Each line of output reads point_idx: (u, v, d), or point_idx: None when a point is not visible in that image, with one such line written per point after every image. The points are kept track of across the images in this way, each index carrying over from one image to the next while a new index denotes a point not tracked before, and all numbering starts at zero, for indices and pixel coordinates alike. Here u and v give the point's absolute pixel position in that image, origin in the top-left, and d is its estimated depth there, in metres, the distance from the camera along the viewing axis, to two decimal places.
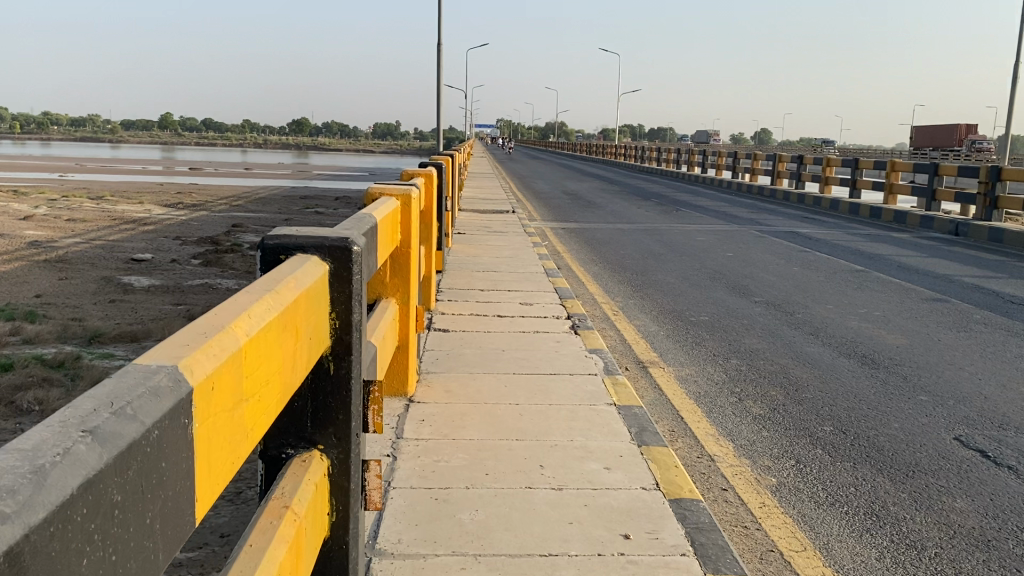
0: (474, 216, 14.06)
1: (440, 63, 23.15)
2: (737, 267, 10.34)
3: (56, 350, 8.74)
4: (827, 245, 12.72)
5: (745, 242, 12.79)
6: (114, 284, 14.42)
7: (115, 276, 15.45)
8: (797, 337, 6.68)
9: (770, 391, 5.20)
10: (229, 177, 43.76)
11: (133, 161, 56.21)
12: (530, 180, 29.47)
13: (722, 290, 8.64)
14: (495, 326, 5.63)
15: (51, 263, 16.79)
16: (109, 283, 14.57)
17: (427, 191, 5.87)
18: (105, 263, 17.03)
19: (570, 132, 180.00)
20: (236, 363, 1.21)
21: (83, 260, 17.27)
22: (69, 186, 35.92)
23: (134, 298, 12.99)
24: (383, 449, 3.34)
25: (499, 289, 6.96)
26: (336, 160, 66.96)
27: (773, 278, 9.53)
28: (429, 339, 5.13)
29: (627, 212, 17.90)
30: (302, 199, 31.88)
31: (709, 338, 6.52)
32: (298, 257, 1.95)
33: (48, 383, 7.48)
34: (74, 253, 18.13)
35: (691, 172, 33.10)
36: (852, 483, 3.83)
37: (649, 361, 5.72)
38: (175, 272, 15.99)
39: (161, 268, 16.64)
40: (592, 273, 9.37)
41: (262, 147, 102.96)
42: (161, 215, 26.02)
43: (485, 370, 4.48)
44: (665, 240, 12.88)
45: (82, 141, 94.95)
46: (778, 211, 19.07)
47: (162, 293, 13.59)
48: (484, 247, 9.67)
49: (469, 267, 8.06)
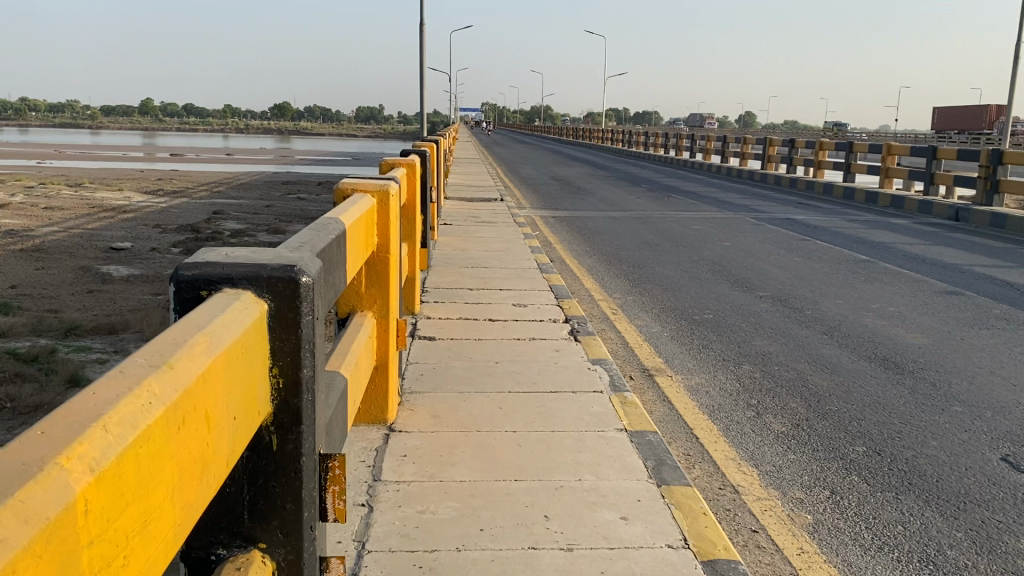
0: (461, 204, 13.51)
1: (423, 45, 22.46)
2: (738, 257, 9.86)
3: (29, 344, 8.15)
4: (828, 233, 12.26)
5: (742, 231, 12.29)
6: (91, 274, 13.83)
7: (93, 266, 14.85)
8: (811, 337, 6.19)
9: (790, 403, 4.70)
10: (211, 163, 42.94)
11: (113, 147, 55.15)
12: (516, 166, 28.92)
13: (725, 284, 8.15)
14: (486, 332, 5.12)
15: (26, 252, 16.16)
16: (84, 273, 13.96)
17: (409, 184, 5.33)
18: (83, 252, 16.41)
19: (554, 116, 180.20)
20: (41, 549, 0.69)
21: (60, 249, 16.64)
22: (47, 173, 35.07)
23: (113, 289, 12.39)
24: (357, 499, 2.82)
25: (489, 289, 6.43)
26: (318, 145, 66.26)
27: (776, 270, 9.05)
28: (414, 350, 4.61)
29: (617, 200, 17.37)
30: (285, 185, 31.22)
31: (716, 339, 6.01)
32: (223, 294, 1.42)
33: (20, 378, 6.90)
34: (51, 242, 17.48)
35: (680, 157, 32.57)
36: (899, 520, 3.33)
37: (655, 368, 5.21)
38: (154, 262, 15.39)
39: (141, 256, 16.03)
40: (586, 267, 8.85)
41: (245, 132, 101.87)
42: (142, 202, 25.31)
43: (477, 390, 3.97)
44: (661, 229, 12.40)
45: (61, 127, 93.73)
46: (772, 197, 18.61)
47: (141, 283, 13.00)
48: (473, 240, 9.15)
49: (457, 263, 7.53)
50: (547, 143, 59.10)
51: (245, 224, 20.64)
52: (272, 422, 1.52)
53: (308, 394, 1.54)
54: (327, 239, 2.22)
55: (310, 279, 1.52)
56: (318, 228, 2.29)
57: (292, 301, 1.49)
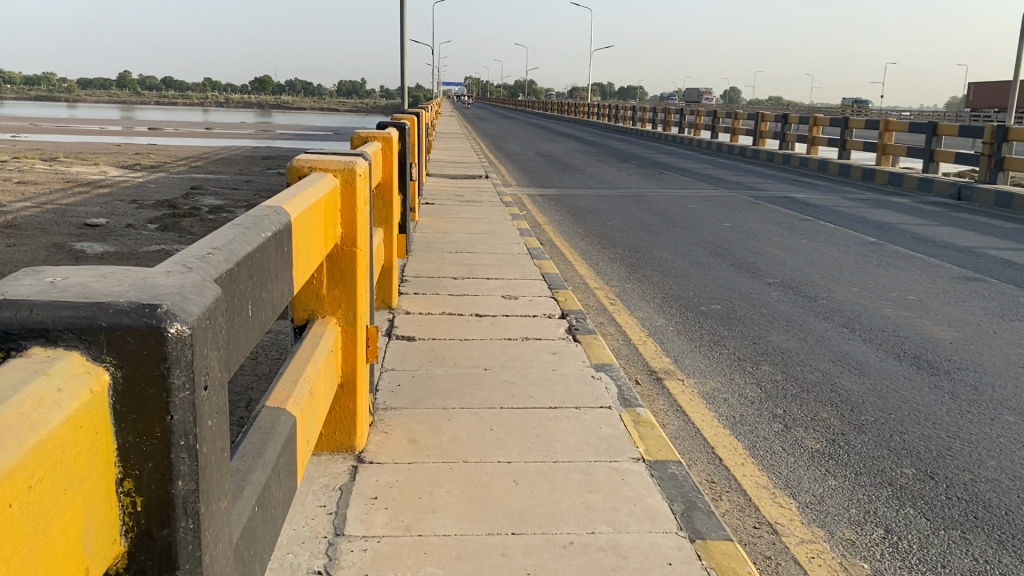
0: (445, 181, 12.87)
1: (404, 14, 21.66)
2: (739, 240, 9.29)
3: None
4: (830, 213, 11.70)
5: (740, 210, 11.72)
6: (61, 253, 13.16)
7: (66, 242, 14.15)
8: (831, 333, 5.62)
9: (820, 413, 4.13)
10: (190, 137, 41.94)
11: (91, 121, 53.95)
12: (500, 140, 28.24)
13: (730, 270, 7.57)
14: (472, 330, 4.50)
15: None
16: (55, 251, 13.29)
17: (384, 161, 4.70)
18: (57, 228, 15.68)
19: (539, 91, 179.87)
20: None
21: (32, 225, 15.91)
22: (22, 147, 34.08)
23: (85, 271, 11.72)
24: (311, 563, 2.21)
25: (475, 278, 5.81)
26: (300, 119, 65.12)
27: (781, 253, 8.48)
28: (391, 354, 3.98)
29: (607, 177, 16.76)
30: (266, 160, 30.38)
31: (728, 336, 5.43)
32: (26, 360, 0.79)
33: None
34: (24, 218, 16.73)
35: (668, 133, 31.95)
36: (972, 569, 2.77)
37: (663, 369, 4.62)
38: (130, 238, 14.69)
39: (117, 233, 15.32)
40: (580, 251, 8.25)
41: (224, 105, 100.40)
42: (118, 176, 24.46)
43: (463, 405, 3.35)
44: (654, 208, 11.81)
45: (37, 100, 92.02)
46: (767, 175, 18.04)
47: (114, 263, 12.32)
48: (459, 221, 8.51)
49: (440, 247, 6.91)
50: (532, 118, 58.32)
51: (223, 199, 19.93)
52: (129, 567, 0.92)
53: (188, 519, 0.93)
54: (255, 241, 1.58)
55: (188, 324, 0.89)
56: (246, 225, 1.65)
57: (152, 368, 0.86)
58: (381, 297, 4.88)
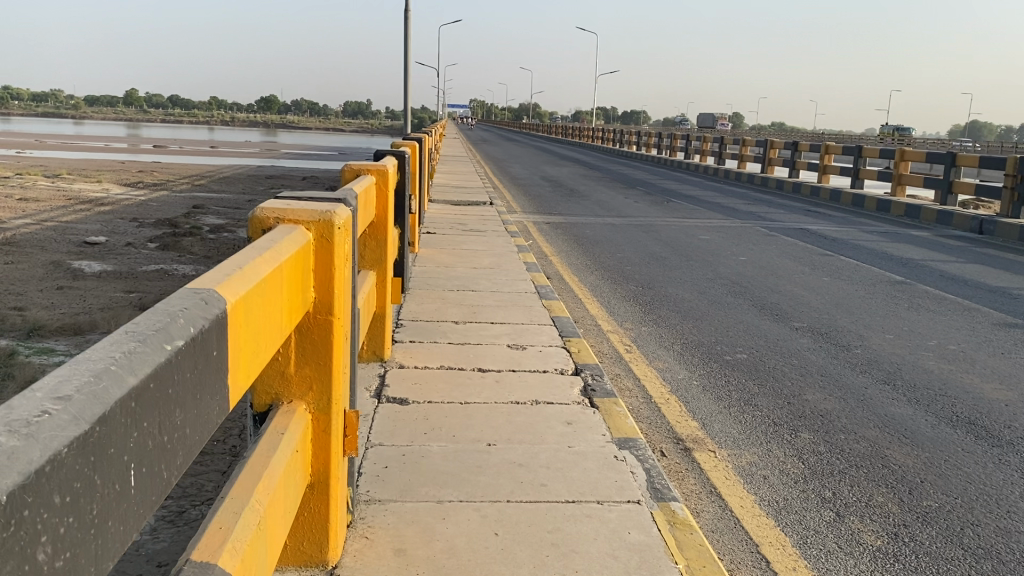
0: (448, 207, 12.38)
1: (409, 35, 21.28)
2: (758, 276, 8.76)
3: None
4: (850, 247, 11.17)
5: (756, 243, 11.19)
6: (57, 273, 12.68)
7: (63, 260, 13.69)
8: (873, 391, 5.05)
9: (875, 496, 3.57)
10: (196, 155, 41.53)
11: (95, 137, 53.78)
12: (505, 164, 27.79)
13: (752, 311, 7.04)
14: (475, 389, 3.95)
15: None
16: (50, 271, 12.82)
17: (380, 197, 4.19)
18: (55, 245, 15.22)
19: (544, 113, 180.04)
20: None
21: (30, 242, 15.47)
22: (26, 163, 33.83)
23: (77, 296, 11.24)
24: None
25: (478, 322, 5.26)
26: (305, 139, 65.02)
27: (805, 293, 7.96)
28: (380, 423, 3.44)
29: (616, 204, 16.27)
30: (269, 180, 30.02)
31: (759, 393, 4.88)
32: None
33: None
34: (22, 235, 16.28)
35: (675, 158, 31.51)
36: None
37: (691, 437, 4.06)
38: (129, 258, 14.20)
39: (115, 251, 14.84)
40: (591, 287, 7.74)
41: (229, 123, 100.60)
42: (120, 194, 24.03)
43: (463, 497, 2.80)
44: (666, 239, 11.30)
45: (43, 116, 92.22)
46: (779, 204, 17.54)
47: (107, 288, 11.81)
48: (462, 253, 7.99)
49: (443, 285, 6.38)
50: (537, 141, 58.07)
51: (225, 218, 19.48)
52: None
53: None
54: (149, 362, 1.05)
55: None
56: (142, 334, 1.11)
57: None
58: (371, 348, 4.35)
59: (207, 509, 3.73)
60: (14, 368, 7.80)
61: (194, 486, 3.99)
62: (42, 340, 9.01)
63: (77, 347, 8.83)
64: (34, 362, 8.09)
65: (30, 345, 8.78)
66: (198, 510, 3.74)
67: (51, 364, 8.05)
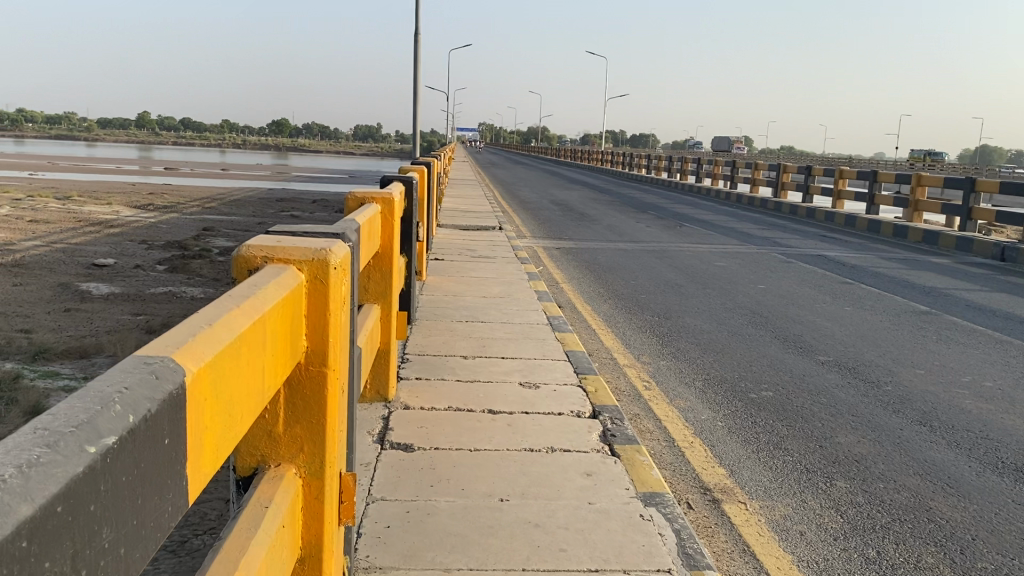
0: (458, 232, 12.14)
1: (419, 58, 21.19)
2: (778, 305, 8.48)
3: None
4: (870, 275, 10.87)
5: (773, 270, 10.91)
6: (64, 295, 12.47)
7: (71, 283, 13.50)
8: (909, 433, 4.74)
9: (924, 556, 3.26)
10: (207, 178, 41.51)
11: (107, 160, 53.91)
12: (515, 187, 27.63)
13: (775, 344, 6.75)
14: (486, 433, 3.66)
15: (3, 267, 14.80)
16: (57, 293, 12.61)
17: (386, 226, 3.93)
18: (64, 267, 15.04)
19: (554, 136, 180.13)
20: None
21: (38, 264, 15.29)
22: (38, 186, 33.87)
23: (82, 319, 11.00)
24: None
25: (489, 356, 4.98)
26: (315, 161, 65.12)
27: (827, 324, 7.67)
28: (383, 473, 3.15)
29: (627, 228, 16.02)
30: (279, 202, 29.91)
31: (789, 436, 4.58)
32: None
33: None
34: (31, 257, 16.10)
35: (686, 182, 31.27)
36: None
37: (720, 487, 3.77)
38: (137, 280, 13.99)
39: (123, 274, 14.63)
40: (605, 316, 7.47)
41: (240, 146, 101.07)
42: (130, 217, 23.91)
43: (473, 565, 2.50)
44: (681, 266, 11.03)
45: (57, 138, 92.92)
46: (794, 229, 17.26)
47: (113, 311, 11.58)
48: (472, 281, 7.73)
49: (452, 315, 6.11)
50: (546, 165, 57.95)
51: (234, 241, 19.30)
52: None
53: None
54: (60, 478, 0.78)
55: None
56: (55, 433, 0.84)
57: None
58: (374, 388, 4.07)
59: (210, 539, 3.44)
60: (17, 391, 7.56)
61: (196, 514, 3.71)
62: (47, 364, 8.76)
63: (83, 371, 8.58)
64: (37, 385, 7.85)
65: (35, 368, 8.53)
66: (202, 539, 3.45)
67: (56, 388, 7.79)
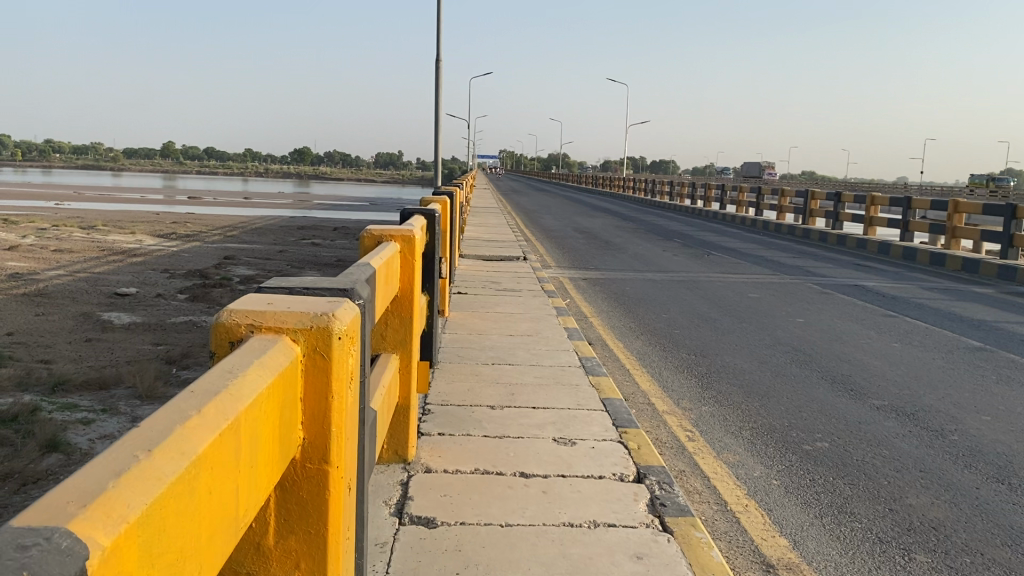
0: (481, 263, 11.74)
1: (441, 86, 21.00)
2: (820, 341, 8.00)
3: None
4: (914, 307, 10.35)
5: (811, 302, 10.42)
6: (86, 325, 12.20)
7: (92, 312, 13.23)
8: (988, 492, 4.25)
9: None
10: (229, 207, 41.54)
11: (130, 190, 54.28)
12: (536, 215, 27.29)
13: (823, 387, 6.27)
14: (519, 502, 3.23)
15: (26, 296, 14.60)
16: (79, 323, 12.34)
17: (407, 267, 3.54)
18: (86, 297, 14.81)
19: (573, 163, 180.04)
20: None
21: (61, 293, 15.07)
22: (63, 215, 33.91)
23: (101, 349, 10.68)
24: None
25: (519, 405, 4.55)
26: (336, 190, 65.23)
27: (876, 362, 7.18)
28: (400, 557, 2.72)
29: (654, 257, 15.57)
30: (301, 231, 29.74)
31: (853, 497, 4.11)
32: None
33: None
34: (54, 286, 15.90)
35: (710, 209, 30.79)
36: None
37: (784, 563, 3.32)
38: (158, 309, 13.71)
39: (145, 303, 14.37)
40: (639, 354, 7.03)
41: (263, 175, 101.73)
42: (153, 246, 23.75)
43: None
44: (713, 297, 10.57)
45: (83, 169, 93.97)
46: (827, 257, 16.73)
47: (133, 340, 11.26)
48: (498, 317, 7.32)
49: (478, 356, 5.70)
50: (567, 191, 57.64)
51: (255, 270, 19.03)
52: None
53: None
54: None
55: None
56: None
57: None
58: (391, 447, 3.67)
59: None
60: (31, 424, 7.21)
61: None
62: (65, 396, 8.42)
63: (102, 402, 8.23)
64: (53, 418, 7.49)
65: (54, 400, 8.19)
66: None
67: (73, 420, 7.43)
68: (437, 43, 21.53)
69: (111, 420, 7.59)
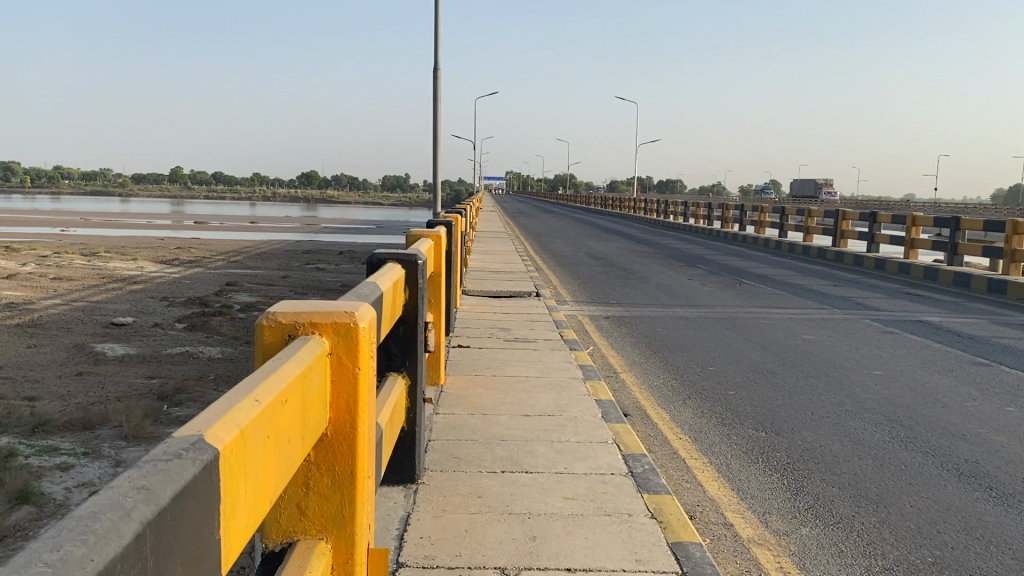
0: (492, 302, 10.15)
1: (441, 101, 19.49)
2: (915, 406, 6.33)
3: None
4: (1002, 350, 8.67)
5: (880, 345, 8.77)
6: (75, 356, 10.70)
7: (85, 342, 11.73)
8: None
9: None
10: (236, 230, 40.27)
11: (137, 214, 53.23)
12: (547, 238, 25.71)
13: (953, 485, 4.60)
14: None
15: (16, 326, 13.08)
16: (70, 355, 10.76)
17: (348, 382, 1.95)
18: (78, 326, 13.31)
19: (581, 183, 179.94)
20: None
21: (54, 323, 13.56)
22: (66, 241, 32.51)
23: (86, 382, 9.13)
24: None
25: (546, 564, 2.88)
26: (343, 212, 63.95)
27: (1000, 438, 5.51)
28: None
29: (681, 286, 13.98)
30: (307, 255, 28.27)
31: None
32: None
33: None
34: (48, 316, 14.40)
35: (728, 229, 29.21)
36: None
37: None
38: (154, 339, 12.11)
39: (141, 333, 12.80)
40: (694, 433, 5.40)
41: (270, 199, 101.01)
42: (154, 272, 22.26)
43: None
44: (760, 340, 8.95)
45: (91, 194, 93.59)
46: (872, 284, 15.06)
47: (118, 373, 9.72)
48: (514, 383, 5.69)
49: (487, 455, 4.07)
50: (577, 211, 56.19)
51: (258, 296, 17.51)
52: None
53: None
54: None
55: None
56: None
57: None
58: None
59: None
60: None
61: None
62: (46, 438, 6.87)
63: (86, 445, 6.69)
64: (23, 470, 5.89)
65: (32, 442, 6.70)
66: None
67: (47, 467, 6.01)
68: (435, 57, 20.06)
69: (94, 465, 6.19)
